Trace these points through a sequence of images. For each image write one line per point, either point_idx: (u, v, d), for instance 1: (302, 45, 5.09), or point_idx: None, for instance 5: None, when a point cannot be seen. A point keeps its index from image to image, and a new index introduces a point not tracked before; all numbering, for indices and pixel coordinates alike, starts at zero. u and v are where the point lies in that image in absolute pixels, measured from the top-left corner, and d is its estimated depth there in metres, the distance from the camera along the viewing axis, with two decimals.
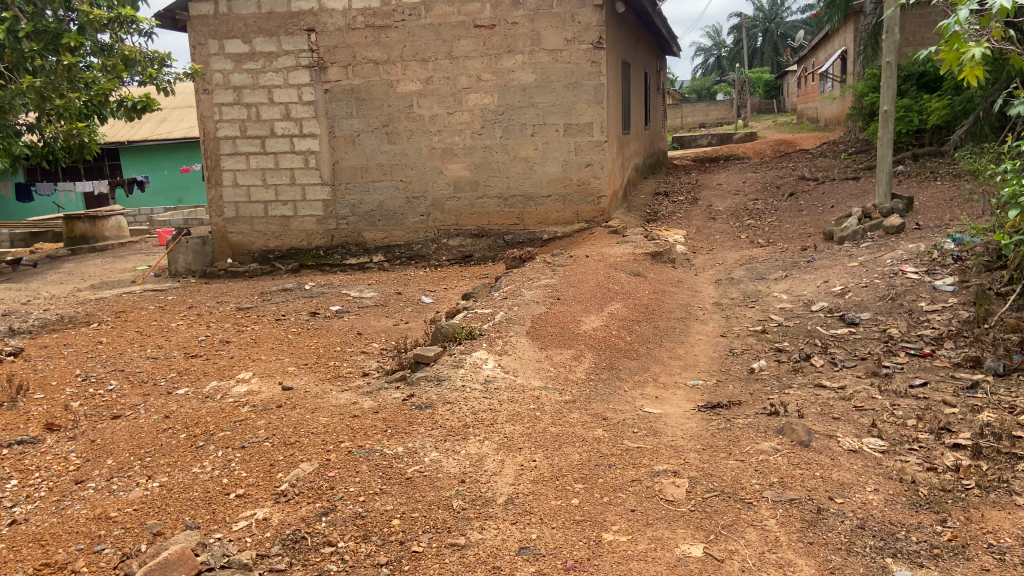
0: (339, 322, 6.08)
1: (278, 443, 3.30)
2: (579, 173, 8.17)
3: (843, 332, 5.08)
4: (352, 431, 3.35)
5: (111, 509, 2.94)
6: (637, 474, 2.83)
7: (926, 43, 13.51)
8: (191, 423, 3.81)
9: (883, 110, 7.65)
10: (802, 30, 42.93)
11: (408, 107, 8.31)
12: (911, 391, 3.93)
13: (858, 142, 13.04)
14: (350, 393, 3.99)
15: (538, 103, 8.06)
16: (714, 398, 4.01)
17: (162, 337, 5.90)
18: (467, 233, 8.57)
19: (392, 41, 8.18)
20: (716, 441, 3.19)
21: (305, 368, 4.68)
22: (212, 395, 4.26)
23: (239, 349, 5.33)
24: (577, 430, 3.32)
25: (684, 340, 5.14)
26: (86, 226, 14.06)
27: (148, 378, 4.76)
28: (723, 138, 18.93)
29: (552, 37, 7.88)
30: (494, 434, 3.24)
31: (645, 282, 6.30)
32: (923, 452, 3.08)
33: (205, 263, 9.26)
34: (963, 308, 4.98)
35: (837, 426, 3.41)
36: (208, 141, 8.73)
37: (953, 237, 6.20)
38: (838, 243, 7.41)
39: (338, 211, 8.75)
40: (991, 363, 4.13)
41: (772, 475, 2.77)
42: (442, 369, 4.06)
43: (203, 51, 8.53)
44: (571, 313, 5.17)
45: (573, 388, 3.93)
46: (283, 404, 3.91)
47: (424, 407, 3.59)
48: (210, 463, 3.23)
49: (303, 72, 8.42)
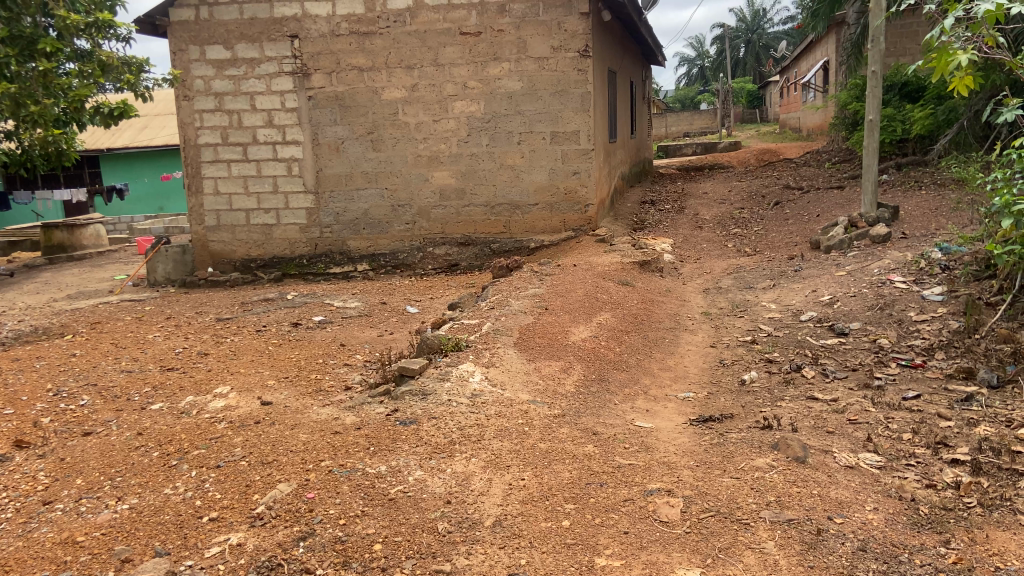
0: (321, 334, 5.95)
1: (255, 462, 3.18)
2: (566, 181, 8.09)
3: (833, 342, 5.01)
4: (333, 448, 3.24)
5: (79, 533, 2.81)
6: (629, 493, 2.73)
7: (908, 53, 13.59)
8: (164, 440, 3.68)
9: (870, 119, 7.62)
10: (785, 40, 43.25)
11: (393, 114, 8.20)
12: (904, 403, 3.86)
13: (843, 151, 13.07)
14: (332, 408, 3.87)
15: (524, 111, 7.98)
16: (706, 411, 3.92)
17: (138, 349, 5.76)
18: (453, 242, 8.47)
19: (376, 47, 8.08)
20: (710, 457, 3.10)
21: (286, 382, 4.55)
22: (188, 410, 4.13)
23: (218, 362, 5.19)
24: (568, 446, 3.22)
25: (674, 350, 5.06)
26: (63, 235, 13.82)
27: (122, 392, 4.61)
28: (708, 147, 18.96)
29: (538, 44, 7.81)
30: (481, 451, 3.14)
31: (633, 291, 6.22)
32: (921, 468, 3.01)
33: (185, 273, 9.10)
34: (953, 318, 4.93)
35: (833, 441, 3.33)
36: (188, 148, 8.58)
37: (940, 246, 6.16)
38: (825, 252, 7.36)
39: (322, 219, 8.62)
40: (984, 375, 4.07)
41: (768, 494, 2.68)
42: (428, 383, 3.94)
43: (183, 57, 8.39)
44: (559, 324, 5.07)
45: (562, 402, 3.83)
46: (262, 420, 3.78)
47: (409, 422, 3.48)
48: (183, 483, 3.11)
49: (286, 78, 8.30)
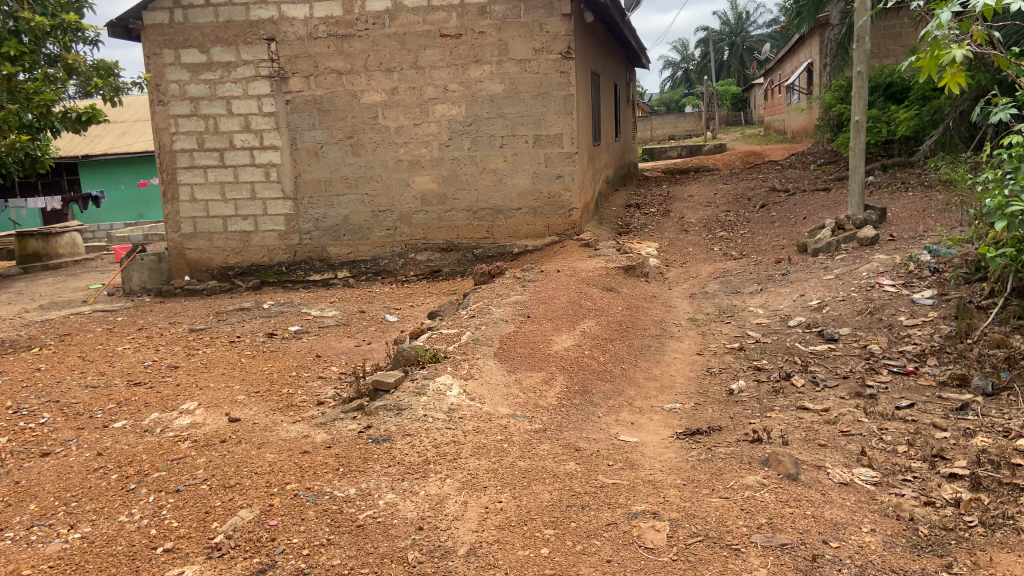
0: (297, 344, 5.76)
1: (216, 486, 2.99)
2: (550, 185, 7.94)
3: (823, 349, 4.88)
4: (300, 470, 3.06)
5: (25, 566, 2.59)
6: (612, 516, 2.57)
7: (892, 54, 13.55)
8: (124, 461, 3.49)
9: (855, 120, 7.52)
10: (767, 42, 43.43)
11: (373, 119, 8.03)
12: (898, 413, 3.72)
13: (828, 153, 13.00)
14: (302, 425, 3.69)
15: (506, 114, 7.83)
16: (693, 424, 3.76)
17: (106, 362, 5.55)
18: (435, 247, 8.30)
19: (355, 50, 7.90)
20: (698, 475, 2.94)
21: (256, 397, 4.35)
22: (152, 429, 3.94)
23: (188, 375, 4.99)
24: (548, 464, 3.06)
25: (660, 359, 4.91)
26: (37, 244, 13.53)
27: (85, 409, 4.40)
28: (692, 150, 18.91)
29: (520, 46, 7.66)
30: (457, 471, 2.97)
31: (618, 297, 6.07)
32: (918, 484, 2.87)
33: (161, 282, 8.88)
34: (944, 322, 4.81)
35: (825, 455, 3.19)
36: (163, 154, 8.36)
37: (929, 248, 6.06)
38: (812, 255, 7.24)
39: (301, 225, 8.42)
40: (978, 383, 3.95)
41: (759, 515, 2.53)
42: (403, 397, 3.77)
43: (158, 61, 8.18)
44: (541, 332, 4.92)
45: (543, 416, 3.67)
46: (228, 439, 3.59)
47: (382, 440, 3.30)
48: (139, 510, 2.91)
49: (263, 82, 8.12)
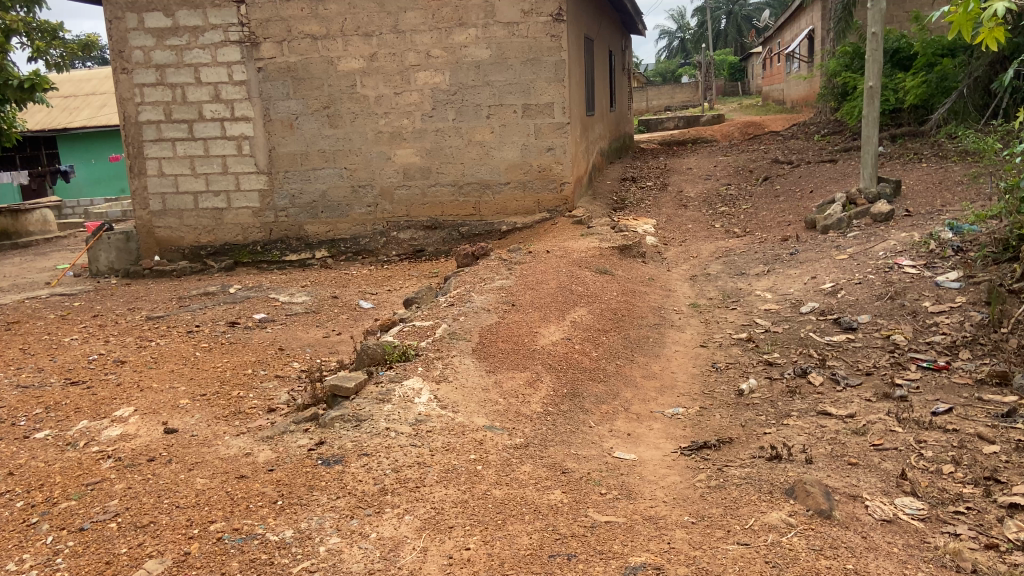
0: (259, 335, 5.23)
1: (126, 526, 2.46)
2: (540, 158, 7.37)
3: (840, 339, 4.36)
4: (230, 503, 2.54)
5: None
6: (604, 573, 2.06)
7: (897, 21, 12.90)
8: (34, 485, 2.94)
9: (869, 85, 6.91)
10: (767, 11, 42.40)
11: (351, 87, 7.42)
12: (935, 421, 3.21)
13: (833, 122, 12.41)
14: (245, 440, 3.18)
15: (493, 82, 7.23)
16: (699, 435, 3.26)
17: (47, 357, 5.00)
18: (419, 225, 7.73)
19: (331, 13, 7.27)
20: (709, 510, 2.44)
21: (201, 401, 3.83)
22: (75, 442, 3.40)
23: (133, 373, 4.46)
24: (529, 494, 2.55)
25: (659, 353, 4.39)
26: (7, 221, 12.86)
27: (7, 415, 3.84)
28: (690, 121, 18.23)
29: (507, 8, 7.05)
30: (419, 505, 2.46)
31: (613, 281, 5.53)
32: (973, 519, 2.37)
33: (128, 262, 8.29)
34: (974, 309, 4.30)
35: (857, 478, 2.69)
36: (129, 126, 7.77)
37: (951, 225, 5.53)
38: (821, 232, 6.69)
39: (276, 202, 7.86)
40: (1022, 381, 3.44)
41: (789, 571, 2.03)
42: (364, 406, 3.25)
43: (120, 26, 7.52)
44: (527, 324, 4.40)
45: (525, 427, 3.15)
46: (156, 458, 3.07)
47: (334, 462, 2.80)
48: (31, 556, 2.37)
49: (232, 48, 7.49)
